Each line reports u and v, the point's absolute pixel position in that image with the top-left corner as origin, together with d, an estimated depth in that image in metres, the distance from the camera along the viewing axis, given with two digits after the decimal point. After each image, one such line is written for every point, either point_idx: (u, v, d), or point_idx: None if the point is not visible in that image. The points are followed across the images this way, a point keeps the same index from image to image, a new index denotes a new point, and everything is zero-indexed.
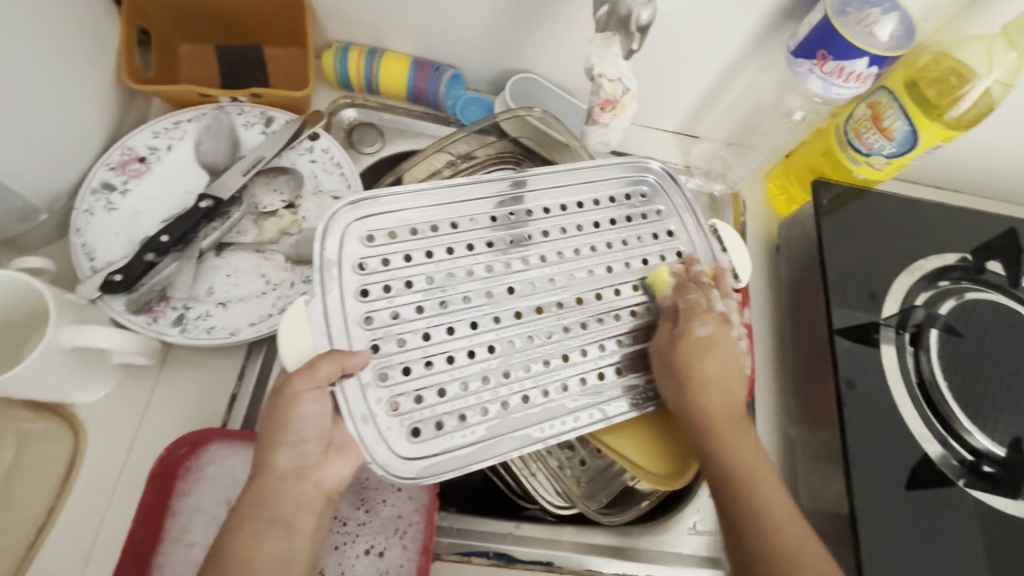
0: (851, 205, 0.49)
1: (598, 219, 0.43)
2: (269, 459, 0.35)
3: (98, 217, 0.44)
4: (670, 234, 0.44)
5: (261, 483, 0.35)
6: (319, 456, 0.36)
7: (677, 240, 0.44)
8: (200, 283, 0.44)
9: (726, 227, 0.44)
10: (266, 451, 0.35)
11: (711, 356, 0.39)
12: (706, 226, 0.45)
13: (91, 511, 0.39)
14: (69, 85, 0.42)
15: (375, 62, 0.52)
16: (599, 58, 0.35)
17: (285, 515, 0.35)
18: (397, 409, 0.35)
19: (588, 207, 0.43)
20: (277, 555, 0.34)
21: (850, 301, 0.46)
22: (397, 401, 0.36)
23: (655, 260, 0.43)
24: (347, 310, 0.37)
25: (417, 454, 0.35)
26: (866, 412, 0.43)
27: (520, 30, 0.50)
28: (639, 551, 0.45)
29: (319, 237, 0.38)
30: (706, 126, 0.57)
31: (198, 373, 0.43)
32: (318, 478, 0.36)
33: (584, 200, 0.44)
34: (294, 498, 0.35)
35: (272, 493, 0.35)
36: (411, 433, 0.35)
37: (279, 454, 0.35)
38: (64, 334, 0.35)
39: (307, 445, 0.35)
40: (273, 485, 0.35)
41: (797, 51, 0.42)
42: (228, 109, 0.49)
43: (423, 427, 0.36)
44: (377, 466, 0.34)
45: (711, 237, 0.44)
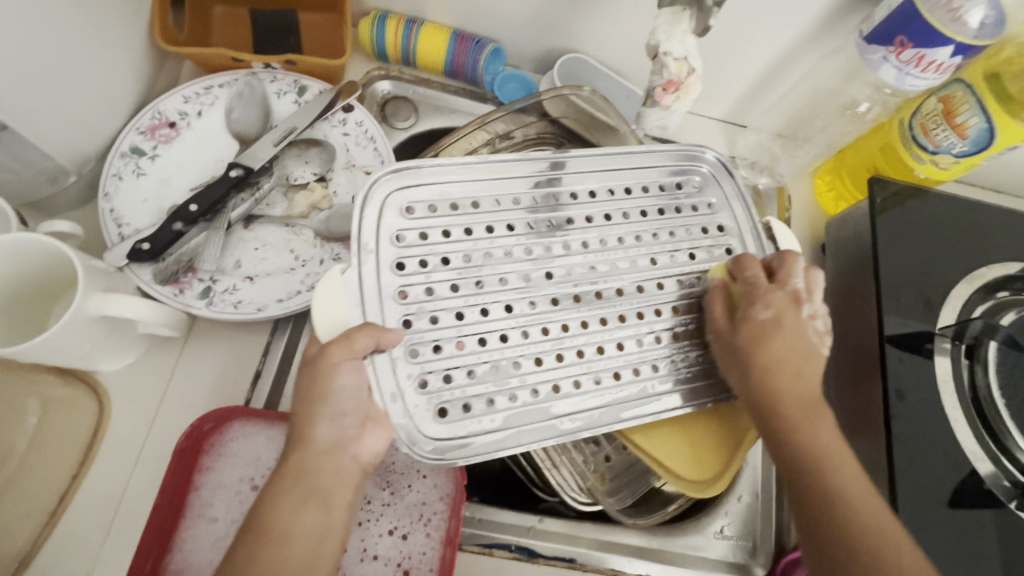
0: (910, 205, 0.46)
1: (645, 207, 0.41)
2: (307, 431, 0.33)
3: (126, 182, 0.43)
4: (719, 229, 0.42)
5: (298, 457, 0.33)
6: (357, 429, 0.34)
7: (727, 236, 0.42)
8: (228, 255, 0.42)
9: (781, 225, 0.42)
10: (304, 424, 0.34)
11: (774, 339, 0.36)
12: (760, 226, 0.42)
13: (115, 481, 0.38)
14: (100, 44, 0.40)
15: (413, 32, 0.50)
16: (665, 34, 0.31)
17: (323, 489, 0.33)
18: (425, 387, 0.34)
19: (636, 193, 0.41)
20: (312, 531, 0.32)
21: (905, 307, 0.44)
22: (426, 378, 0.34)
23: (701, 254, 0.41)
24: (383, 281, 0.35)
25: (444, 435, 0.34)
26: (918, 426, 0.40)
27: (568, 4, 0.47)
28: (661, 553, 0.43)
29: (358, 204, 0.36)
30: (757, 115, 0.55)
31: (225, 347, 0.42)
32: (356, 452, 0.34)
33: (631, 185, 0.41)
34: (332, 473, 0.34)
35: (310, 467, 0.33)
36: (438, 413, 0.34)
37: (318, 428, 0.33)
38: (92, 301, 0.34)
39: (345, 419, 0.34)
40: (309, 458, 0.33)
41: (870, 37, 0.39)
42: (261, 75, 0.47)
43: (451, 408, 0.34)
44: (402, 443, 0.33)
45: (763, 234, 0.42)
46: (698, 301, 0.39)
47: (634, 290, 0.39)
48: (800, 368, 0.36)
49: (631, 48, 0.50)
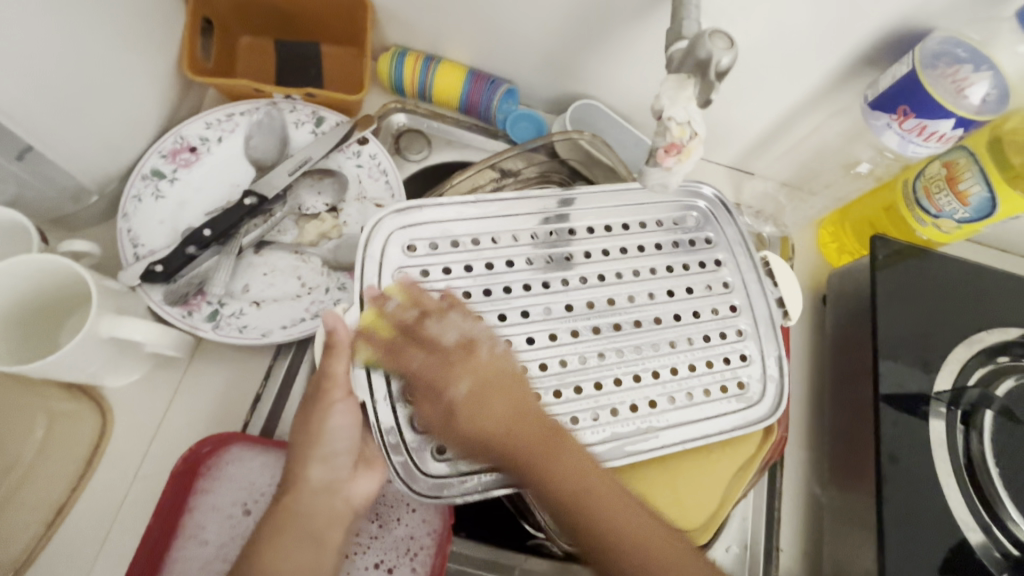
0: (911, 263, 0.47)
1: (643, 244, 0.42)
2: (302, 472, 0.35)
3: (145, 204, 0.44)
4: (716, 264, 0.43)
5: (290, 497, 0.34)
6: (348, 470, 0.36)
7: (724, 270, 0.43)
8: (238, 279, 0.44)
9: (777, 262, 0.44)
10: (298, 464, 0.35)
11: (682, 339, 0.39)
12: (760, 263, 0.43)
13: (112, 496, 0.39)
14: (130, 72, 0.42)
15: (431, 70, 0.52)
16: (670, 99, 0.31)
17: (316, 529, 0.34)
18: (425, 424, 0.35)
19: (633, 230, 0.42)
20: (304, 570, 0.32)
21: (902, 368, 0.43)
22: (425, 416, 0.35)
23: (698, 290, 0.42)
24: (384, 319, 0.37)
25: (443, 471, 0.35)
26: (909, 490, 0.40)
27: (581, 51, 0.48)
28: None
29: (362, 242, 0.38)
30: (763, 165, 0.55)
31: (228, 369, 0.43)
32: (347, 492, 0.36)
33: (629, 223, 0.43)
34: (325, 513, 0.34)
35: (303, 508, 0.34)
36: (436, 449, 0.35)
37: (312, 468, 0.35)
38: (104, 323, 0.35)
39: (338, 458, 0.35)
40: (303, 498, 0.34)
41: (874, 104, 0.40)
42: (281, 105, 0.49)
43: (449, 444, 0.35)
44: (401, 480, 0.34)
45: (761, 271, 0.43)
46: (696, 337, 0.40)
47: (632, 325, 0.39)
48: (522, 415, 0.35)
49: (641, 96, 0.51)
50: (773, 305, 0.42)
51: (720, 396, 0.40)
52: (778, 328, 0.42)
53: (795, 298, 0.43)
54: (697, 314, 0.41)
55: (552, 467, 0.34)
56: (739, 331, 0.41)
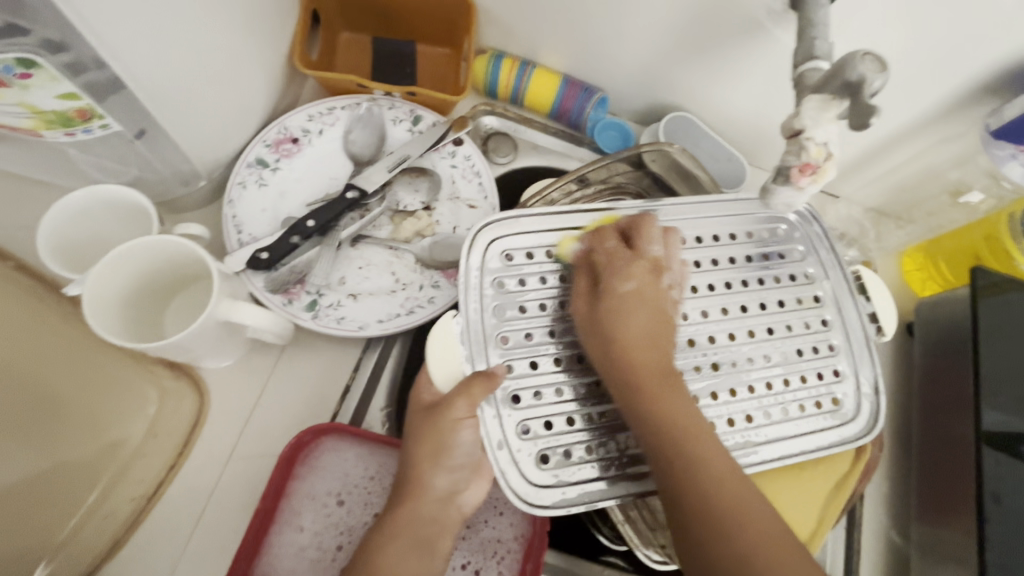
0: (1014, 296, 0.45)
1: (734, 255, 0.42)
2: (424, 479, 0.36)
3: (249, 191, 0.45)
4: (807, 277, 0.42)
5: (410, 504, 0.35)
6: (466, 479, 0.37)
7: (815, 284, 0.42)
8: (335, 271, 0.44)
9: (870, 275, 0.43)
10: (421, 471, 0.36)
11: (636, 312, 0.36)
12: (851, 276, 0.43)
13: (207, 476, 0.40)
14: (248, 63, 0.43)
15: (526, 75, 0.52)
16: (811, 119, 0.31)
17: (427, 537, 0.35)
18: (528, 434, 0.35)
19: (724, 241, 0.42)
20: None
21: (1005, 405, 0.42)
22: (528, 425, 0.35)
23: (789, 304, 0.41)
24: (486, 328, 0.36)
25: (549, 483, 0.34)
26: (1013, 532, 0.39)
27: (683, 64, 0.48)
28: None
29: (464, 250, 0.38)
30: (851, 188, 0.55)
31: (320, 358, 0.44)
32: (462, 501, 0.37)
33: (720, 233, 0.42)
34: (438, 521, 0.36)
35: (421, 514, 0.35)
36: (540, 460, 0.35)
37: (436, 477, 0.36)
38: (221, 306, 0.36)
39: (459, 471, 0.37)
40: (423, 505, 0.35)
41: (998, 132, 0.39)
42: (380, 101, 0.49)
43: (552, 455, 0.35)
44: (510, 491, 0.34)
45: (853, 285, 0.42)
46: (791, 352, 0.40)
47: (725, 338, 0.39)
48: (662, 344, 0.36)
49: (738, 113, 0.50)
50: (865, 320, 0.42)
51: (814, 412, 0.39)
52: (873, 351, 0.41)
53: (892, 313, 0.42)
54: (790, 328, 0.41)
55: (653, 411, 0.34)
56: (831, 346, 0.41)
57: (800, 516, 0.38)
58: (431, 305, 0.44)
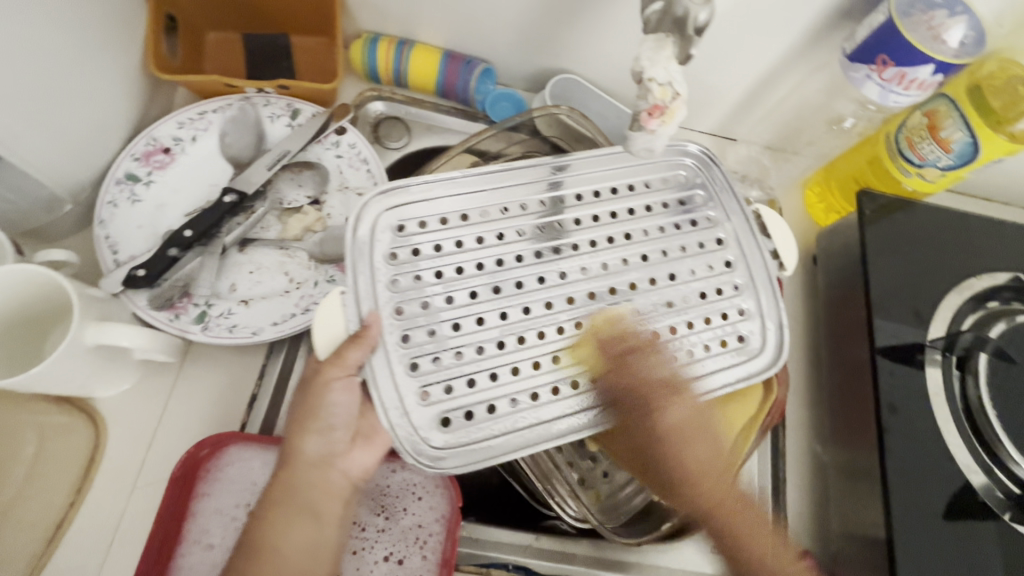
0: (898, 216, 0.47)
1: (633, 206, 0.42)
2: (298, 446, 0.35)
3: (121, 209, 0.43)
4: (708, 221, 0.43)
5: (287, 472, 0.34)
6: (346, 444, 0.36)
7: (716, 228, 0.42)
8: (223, 279, 0.43)
9: (770, 214, 0.43)
10: (295, 439, 0.35)
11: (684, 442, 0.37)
12: (751, 217, 0.43)
13: (112, 508, 0.38)
14: (93, 76, 0.40)
15: (404, 54, 0.51)
16: (649, 61, 0.31)
17: (314, 503, 0.34)
18: (428, 400, 0.35)
19: (622, 194, 0.42)
20: (305, 544, 0.34)
21: (896, 320, 0.44)
22: (427, 391, 0.35)
23: (691, 249, 0.41)
24: (378, 298, 0.36)
25: (448, 445, 0.34)
26: (907, 439, 0.41)
27: (556, 24, 0.47)
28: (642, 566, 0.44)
29: (351, 225, 0.37)
30: (745, 129, 0.55)
31: (221, 370, 0.43)
32: (344, 466, 0.35)
33: (618, 185, 0.42)
34: (322, 487, 0.35)
35: (301, 481, 0.34)
36: (442, 423, 0.35)
37: (307, 443, 0.35)
38: (88, 331, 0.34)
39: (335, 433, 0.35)
40: (302, 473, 0.35)
41: (853, 55, 0.39)
42: (254, 100, 0.48)
43: (454, 418, 0.35)
44: (408, 456, 0.34)
45: (753, 225, 0.43)
46: (692, 295, 0.40)
47: (627, 287, 0.39)
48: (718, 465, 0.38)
49: (620, 68, 0.50)
50: (768, 258, 0.42)
51: (720, 351, 0.40)
52: (779, 293, 0.41)
53: (792, 247, 0.43)
54: (693, 271, 0.41)
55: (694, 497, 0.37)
56: (734, 287, 0.41)
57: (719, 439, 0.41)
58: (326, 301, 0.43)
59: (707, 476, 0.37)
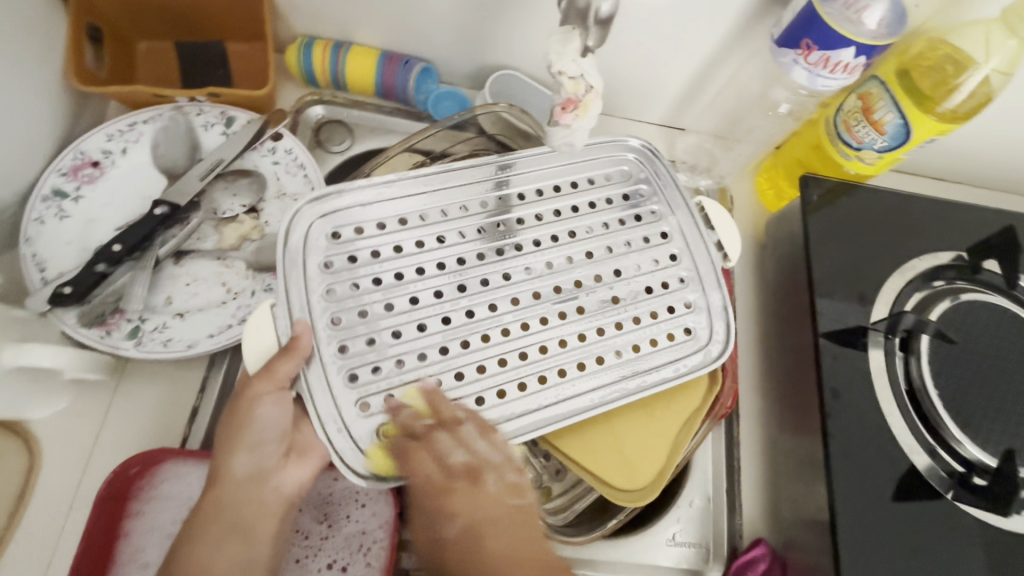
0: (841, 202, 0.47)
1: (577, 204, 0.41)
2: (226, 464, 0.33)
3: (49, 226, 0.42)
4: (652, 215, 0.42)
5: (216, 491, 0.33)
6: (279, 459, 0.34)
7: (661, 221, 0.42)
8: (158, 293, 0.42)
9: (712, 206, 0.43)
10: (222, 456, 0.33)
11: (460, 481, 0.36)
12: (694, 209, 0.43)
13: (47, 531, 0.38)
14: (10, 92, 0.40)
15: (341, 56, 0.50)
16: (558, 54, 0.31)
17: (244, 523, 0.33)
18: (368, 410, 0.34)
19: (565, 191, 0.42)
20: (235, 563, 0.33)
21: (839, 304, 0.44)
22: (367, 401, 0.34)
23: (636, 244, 0.41)
24: (314, 309, 0.35)
25: (392, 456, 0.34)
26: (850, 423, 0.41)
27: (489, 20, 0.47)
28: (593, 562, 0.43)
29: (282, 235, 0.36)
30: (692, 118, 0.55)
31: (159, 385, 0.42)
32: (278, 483, 0.34)
33: (560, 183, 0.42)
34: (253, 505, 0.34)
35: (228, 500, 0.33)
36: (384, 433, 0.34)
37: (236, 460, 0.33)
38: (5, 352, 0.34)
39: (266, 448, 0.34)
40: (230, 491, 0.33)
41: (780, 41, 0.39)
42: (186, 109, 0.47)
43: (397, 427, 0.34)
44: (350, 470, 0.33)
45: (697, 214, 0.43)
46: (639, 290, 0.40)
47: (572, 285, 0.39)
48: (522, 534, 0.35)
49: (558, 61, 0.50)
50: (712, 249, 0.42)
51: (666, 344, 0.39)
52: (723, 280, 0.41)
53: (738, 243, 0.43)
54: (639, 267, 0.40)
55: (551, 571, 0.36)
56: (681, 280, 0.41)
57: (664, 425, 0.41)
58: None
59: (521, 555, 0.35)
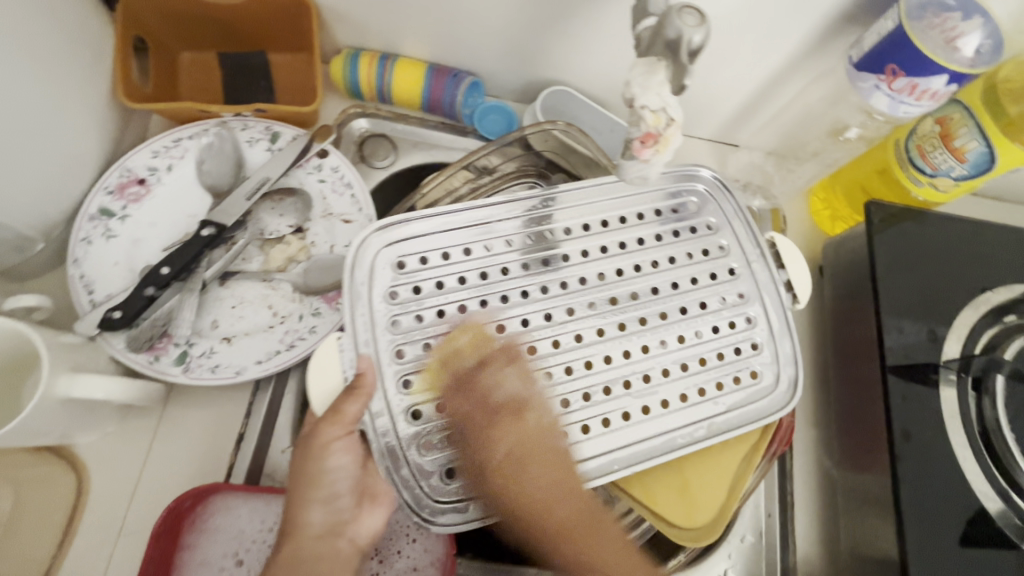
0: (907, 226, 0.44)
1: (643, 236, 0.40)
2: (300, 516, 0.33)
3: (96, 246, 0.41)
4: (721, 250, 0.41)
5: (291, 545, 0.32)
6: (353, 508, 0.34)
7: (729, 256, 0.41)
8: (205, 316, 0.41)
9: (784, 242, 0.42)
10: (296, 508, 0.33)
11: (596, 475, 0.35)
12: (765, 244, 0.42)
13: (97, 558, 0.37)
14: (61, 110, 0.39)
15: (387, 69, 0.48)
16: (641, 86, 0.29)
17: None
18: (431, 449, 0.34)
19: (631, 223, 0.40)
20: None
21: (909, 338, 0.42)
22: (429, 440, 0.34)
23: (703, 280, 0.39)
24: (378, 342, 0.35)
25: (453, 498, 0.33)
26: (921, 466, 0.39)
27: (545, 35, 0.45)
28: None
29: (349, 265, 0.36)
30: (747, 135, 0.53)
31: (205, 410, 0.41)
32: (353, 533, 0.34)
33: (626, 214, 0.40)
34: (328, 558, 0.33)
35: (304, 555, 0.32)
36: (446, 474, 0.33)
37: (311, 510, 0.33)
38: (59, 383, 0.33)
39: (339, 500, 0.34)
40: (304, 544, 0.32)
41: (860, 64, 0.37)
42: (231, 124, 0.45)
43: (459, 468, 0.34)
44: (411, 511, 0.33)
45: (768, 254, 0.41)
46: (705, 329, 0.38)
47: (637, 323, 0.37)
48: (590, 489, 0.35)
49: (612, 76, 0.48)
50: (782, 290, 0.40)
51: (733, 388, 0.38)
52: (793, 326, 0.40)
53: (807, 279, 0.41)
54: (705, 304, 0.39)
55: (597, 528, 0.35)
56: (748, 320, 0.39)
57: (724, 459, 0.39)
58: (313, 336, 0.41)
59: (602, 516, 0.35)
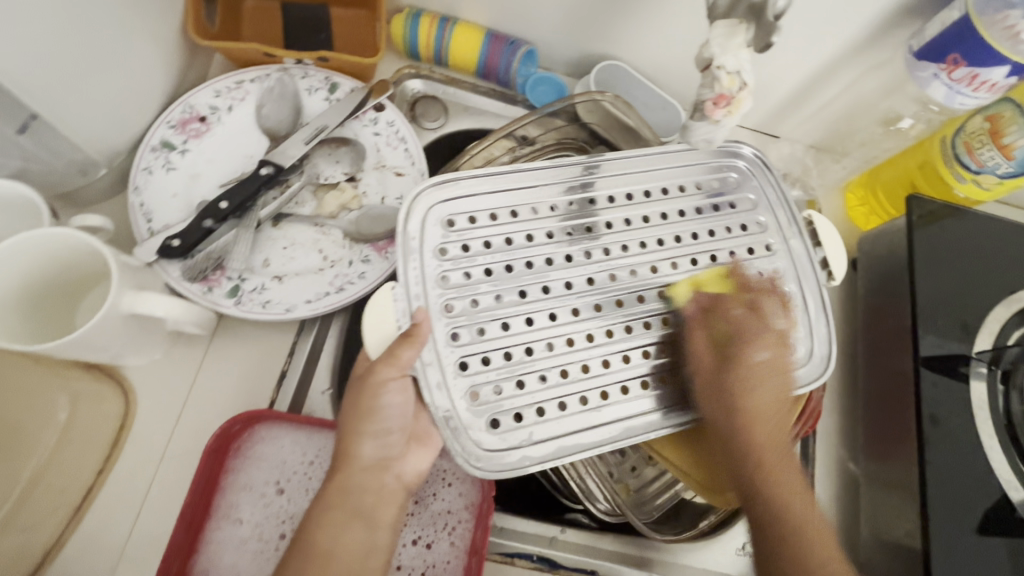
0: (946, 223, 0.45)
1: (683, 208, 0.41)
2: (351, 449, 0.34)
3: (156, 176, 0.42)
4: (759, 226, 0.42)
5: (341, 475, 0.34)
6: (401, 447, 0.35)
7: (767, 233, 0.41)
8: (257, 254, 0.42)
9: (822, 220, 0.42)
10: (349, 441, 0.34)
11: (758, 388, 0.36)
12: (802, 221, 0.42)
13: (140, 477, 0.38)
14: (136, 40, 0.39)
15: (446, 32, 0.49)
16: (720, 47, 0.30)
17: (367, 508, 0.34)
18: (477, 400, 0.34)
19: (673, 194, 0.41)
20: (359, 547, 0.33)
21: (941, 329, 0.43)
22: (476, 391, 0.34)
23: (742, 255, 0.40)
24: (428, 297, 0.35)
25: (499, 447, 0.33)
26: (948, 451, 0.40)
27: (608, 9, 0.46)
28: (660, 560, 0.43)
29: (401, 219, 0.36)
30: (791, 127, 0.53)
31: (250, 345, 0.42)
32: (399, 470, 0.35)
33: (669, 185, 0.41)
34: (375, 490, 0.34)
35: (354, 485, 0.34)
36: (490, 424, 0.34)
37: (364, 445, 0.34)
38: (124, 298, 0.34)
39: (390, 436, 0.35)
40: (354, 475, 0.34)
41: (921, 53, 0.38)
42: (293, 72, 0.47)
43: (502, 419, 0.34)
44: (457, 458, 0.33)
45: (806, 232, 0.42)
46: None
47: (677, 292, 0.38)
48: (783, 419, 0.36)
49: (668, 55, 0.48)
50: (817, 266, 0.41)
51: None
52: (829, 306, 0.40)
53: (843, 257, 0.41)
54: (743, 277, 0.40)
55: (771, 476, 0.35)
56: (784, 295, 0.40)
57: None
58: (362, 281, 0.42)
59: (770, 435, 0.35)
